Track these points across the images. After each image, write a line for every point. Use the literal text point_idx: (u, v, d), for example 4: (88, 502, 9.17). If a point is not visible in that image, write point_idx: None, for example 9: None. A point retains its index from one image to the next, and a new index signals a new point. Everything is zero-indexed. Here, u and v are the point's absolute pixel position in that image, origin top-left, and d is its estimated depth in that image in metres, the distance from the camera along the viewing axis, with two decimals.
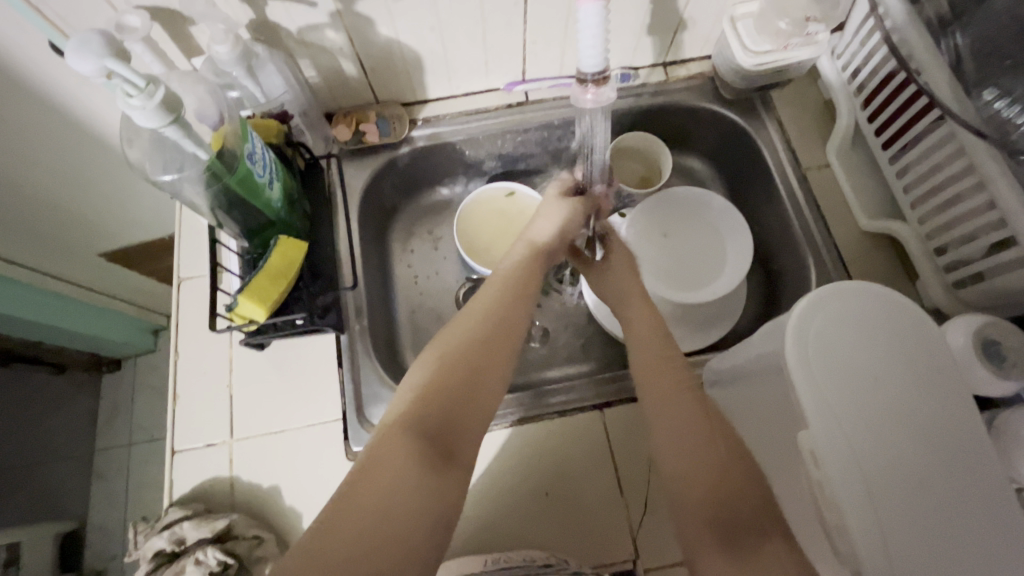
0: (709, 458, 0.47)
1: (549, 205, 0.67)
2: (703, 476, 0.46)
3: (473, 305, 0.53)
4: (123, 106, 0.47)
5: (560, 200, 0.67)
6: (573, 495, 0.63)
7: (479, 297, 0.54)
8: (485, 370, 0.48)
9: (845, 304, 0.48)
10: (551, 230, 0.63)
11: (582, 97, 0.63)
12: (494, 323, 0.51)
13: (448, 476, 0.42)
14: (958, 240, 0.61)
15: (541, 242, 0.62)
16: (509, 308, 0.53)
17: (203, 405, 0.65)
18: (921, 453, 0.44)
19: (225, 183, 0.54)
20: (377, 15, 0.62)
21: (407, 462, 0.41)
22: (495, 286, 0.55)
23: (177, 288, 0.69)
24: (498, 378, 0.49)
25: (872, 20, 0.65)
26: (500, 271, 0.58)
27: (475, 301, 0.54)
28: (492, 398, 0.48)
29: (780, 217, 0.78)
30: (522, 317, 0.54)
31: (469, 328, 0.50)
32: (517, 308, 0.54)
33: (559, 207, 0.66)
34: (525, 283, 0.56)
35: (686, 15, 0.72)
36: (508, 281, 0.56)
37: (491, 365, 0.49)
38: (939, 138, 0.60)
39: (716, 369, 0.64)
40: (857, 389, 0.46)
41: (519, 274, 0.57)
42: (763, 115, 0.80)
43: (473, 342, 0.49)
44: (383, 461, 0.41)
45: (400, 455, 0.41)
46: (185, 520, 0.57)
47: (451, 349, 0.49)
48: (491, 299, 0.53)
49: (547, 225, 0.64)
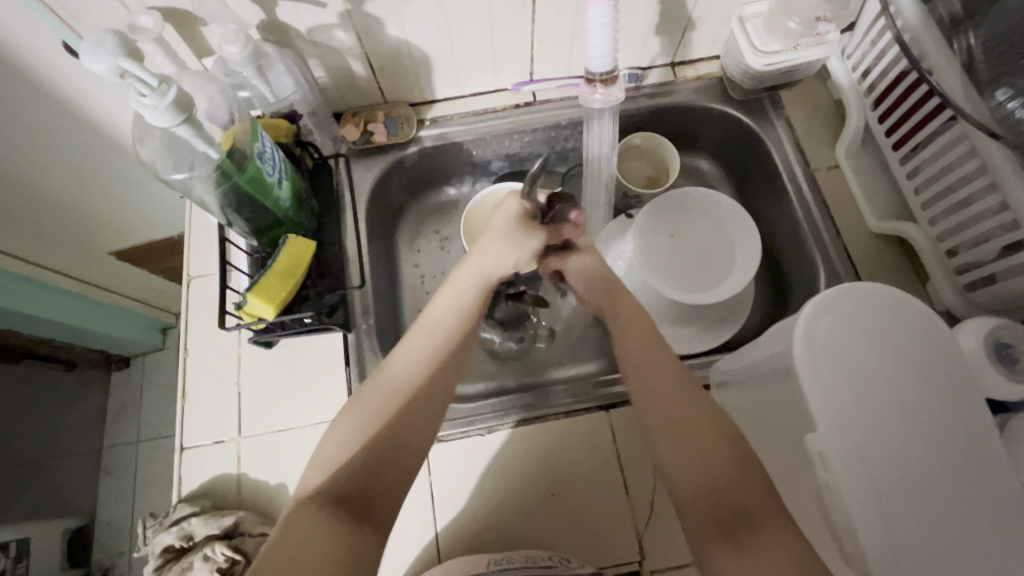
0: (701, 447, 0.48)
1: (502, 235, 0.61)
2: (709, 475, 0.47)
3: (399, 368, 0.54)
4: (136, 106, 0.47)
5: (515, 231, 0.61)
6: (577, 495, 0.63)
7: (404, 359, 0.54)
8: (406, 437, 0.51)
9: (854, 306, 0.48)
10: (504, 262, 0.61)
11: (589, 96, 0.64)
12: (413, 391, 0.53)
13: (364, 536, 0.46)
14: (969, 242, 0.61)
15: (482, 288, 0.61)
16: (435, 374, 0.54)
17: (212, 403, 0.65)
18: (931, 455, 0.44)
19: (234, 182, 0.55)
20: (386, 15, 0.62)
21: (322, 529, 0.44)
22: (422, 345, 0.55)
23: (187, 286, 0.70)
24: (420, 434, 0.52)
25: (884, 20, 0.65)
26: (430, 316, 0.57)
27: (401, 362, 0.54)
28: (406, 472, 0.51)
29: (788, 218, 0.77)
30: (447, 382, 0.55)
31: (392, 399, 0.52)
32: (442, 375, 0.54)
33: (515, 236, 0.61)
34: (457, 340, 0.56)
35: (694, 15, 0.72)
36: (439, 337, 0.55)
37: (408, 437, 0.51)
38: (951, 138, 0.60)
39: (723, 369, 0.64)
40: (866, 391, 0.45)
41: (451, 329, 0.56)
42: (771, 116, 0.79)
43: (392, 415, 0.51)
44: (299, 530, 0.44)
45: (315, 523, 0.44)
46: (193, 517, 0.57)
47: (371, 423, 0.51)
48: (416, 363, 0.54)
49: (495, 263, 0.61)
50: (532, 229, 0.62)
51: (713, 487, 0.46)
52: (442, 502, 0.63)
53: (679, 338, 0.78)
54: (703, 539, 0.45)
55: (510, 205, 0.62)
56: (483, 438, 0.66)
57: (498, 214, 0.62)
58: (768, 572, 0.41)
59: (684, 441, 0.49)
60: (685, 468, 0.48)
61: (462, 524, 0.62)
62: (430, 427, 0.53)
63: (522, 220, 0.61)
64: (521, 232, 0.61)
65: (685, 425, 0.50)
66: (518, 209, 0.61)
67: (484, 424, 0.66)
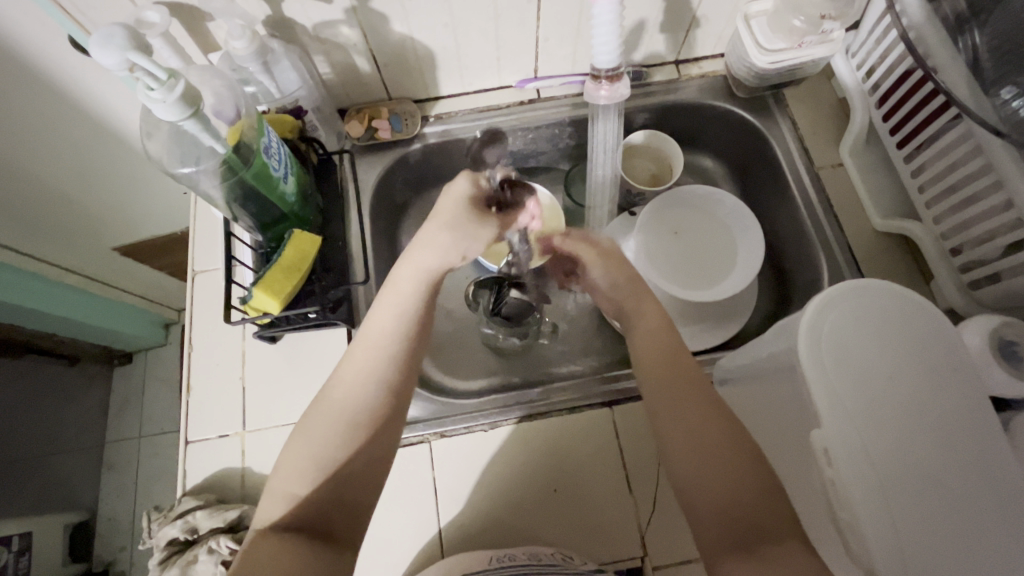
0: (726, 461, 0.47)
1: (447, 224, 0.56)
2: (726, 493, 0.46)
3: (344, 383, 0.51)
4: (145, 100, 0.47)
5: (466, 218, 0.57)
6: (581, 491, 0.63)
7: (350, 374, 0.51)
8: (368, 453, 0.49)
9: (858, 303, 0.48)
10: (451, 257, 0.57)
11: (594, 92, 0.64)
12: (361, 411, 0.50)
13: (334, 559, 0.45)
14: (974, 240, 0.61)
15: (426, 287, 0.55)
16: (382, 390, 0.51)
17: (216, 397, 0.66)
18: (934, 451, 0.44)
19: (241, 176, 0.55)
20: (391, 11, 0.62)
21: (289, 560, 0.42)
22: (369, 358, 0.51)
23: (192, 281, 0.70)
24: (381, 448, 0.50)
25: (888, 18, 0.65)
26: (372, 322, 0.53)
27: (347, 377, 0.51)
28: (369, 490, 0.49)
29: (792, 216, 0.77)
30: (403, 392, 0.52)
31: (340, 423, 0.49)
32: (391, 389, 0.51)
33: (463, 223, 0.57)
34: (405, 347, 0.53)
35: (699, 13, 0.72)
36: (385, 347, 0.52)
37: (365, 458, 0.49)
38: (956, 137, 0.60)
39: (727, 367, 0.64)
40: (869, 387, 0.46)
41: (399, 338, 0.52)
42: (775, 114, 0.79)
43: (342, 441, 0.48)
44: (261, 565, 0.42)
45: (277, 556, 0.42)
46: (197, 510, 0.58)
47: (322, 452, 0.48)
48: (361, 379, 0.51)
49: (442, 258, 0.56)
50: (483, 216, 0.58)
51: (737, 505, 0.45)
52: (445, 497, 0.63)
53: (682, 335, 0.78)
54: (730, 561, 0.44)
55: (461, 185, 0.58)
56: (486, 433, 0.66)
57: (447, 197, 0.58)
58: None
59: (707, 459, 0.48)
60: (706, 489, 0.47)
61: (466, 519, 0.63)
62: (391, 437, 0.51)
63: (473, 200, 0.58)
64: (473, 216, 0.58)
65: (704, 441, 0.48)
66: (469, 190, 0.58)
67: (487, 420, 0.66)
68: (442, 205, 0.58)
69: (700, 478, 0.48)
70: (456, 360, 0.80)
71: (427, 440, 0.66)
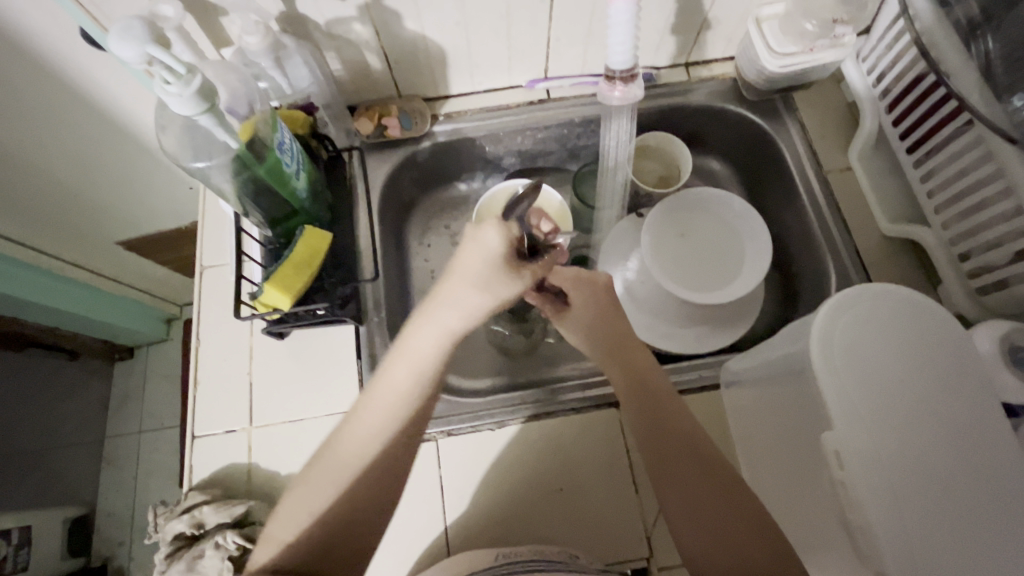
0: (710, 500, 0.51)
1: (474, 284, 0.50)
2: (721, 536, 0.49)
3: (352, 439, 0.50)
4: (160, 94, 0.47)
5: (491, 276, 0.51)
6: (585, 491, 0.63)
7: (358, 431, 0.50)
8: (368, 498, 0.49)
9: (870, 307, 0.48)
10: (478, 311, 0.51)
11: (608, 93, 0.64)
12: (364, 467, 0.49)
13: None
14: (983, 246, 0.61)
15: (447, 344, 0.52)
16: (388, 450, 0.50)
17: (223, 393, 0.65)
18: (945, 456, 0.44)
19: (253, 171, 0.55)
20: (405, 9, 0.62)
21: None
22: (377, 417, 0.50)
23: (199, 276, 0.70)
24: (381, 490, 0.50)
25: (901, 22, 0.65)
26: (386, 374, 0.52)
27: (356, 433, 0.50)
28: (364, 543, 0.50)
29: (799, 219, 0.77)
30: (409, 440, 0.51)
31: (340, 477, 0.49)
32: (397, 447, 0.51)
33: (489, 282, 0.50)
34: (414, 408, 0.51)
35: (711, 15, 0.72)
36: (395, 408, 0.50)
37: (363, 514, 0.49)
38: (967, 143, 0.60)
39: (735, 369, 0.64)
40: (879, 391, 0.46)
41: (411, 398, 0.50)
42: (785, 117, 0.79)
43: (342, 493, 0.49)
44: None
45: None
46: (204, 505, 0.58)
47: (320, 501, 0.48)
48: (367, 437, 0.50)
49: (464, 317, 0.51)
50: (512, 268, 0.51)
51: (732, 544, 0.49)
52: (452, 495, 0.63)
53: (687, 337, 0.79)
54: None
55: (491, 238, 0.50)
56: (493, 432, 0.66)
57: (471, 249, 0.50)
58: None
59: (690, 502, 0.52)
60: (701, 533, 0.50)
61: (472, 516, 0.63)
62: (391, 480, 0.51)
63: (506, 257, 0.51)
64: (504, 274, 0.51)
65: (695, 487, 0.52)
66: (502, 248, 0.50)
67: (493, 419, 0.66)
68: (465, 256, 0.50)
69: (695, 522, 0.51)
70: (462, 359, 0.80)
71: (434, 438, 0.66)
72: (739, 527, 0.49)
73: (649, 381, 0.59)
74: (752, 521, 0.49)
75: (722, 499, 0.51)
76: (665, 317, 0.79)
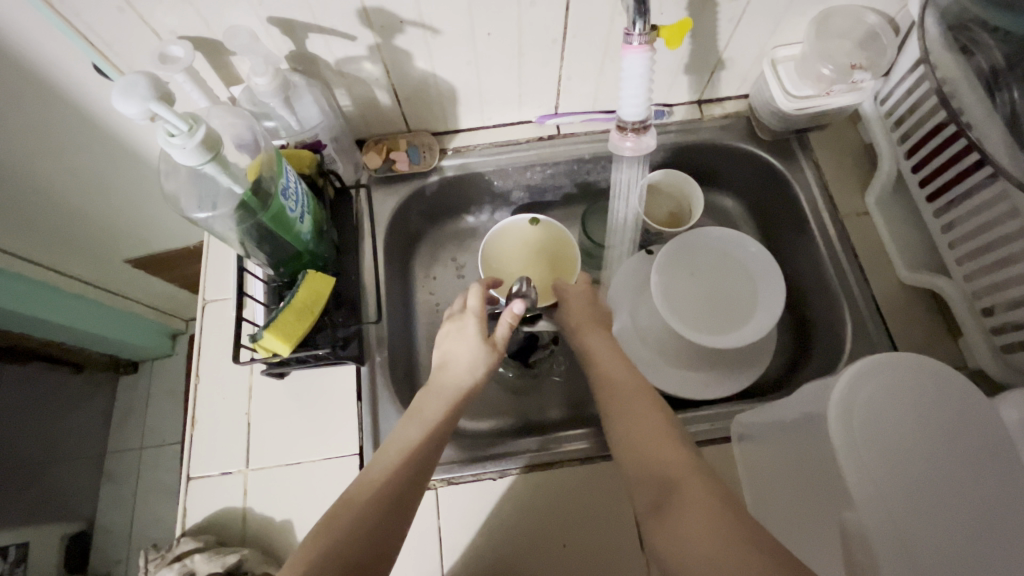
0: (639, 415, 0.56)
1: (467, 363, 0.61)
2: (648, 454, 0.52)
3: (355, 502, 0.49)
4: (164, 145, 0.46)
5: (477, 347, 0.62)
6: (588, 544, 0.61)
7: (365, 493, 0.50)
8: (393, 498, 0.50)
9: (896, 376, 0.46)
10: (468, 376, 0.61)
11: (620, 143, 0.62)
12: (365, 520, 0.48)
13: None
14: (1008, 302, 0.58)
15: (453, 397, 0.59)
16: (412, 457, 0.53)
17: (220, 432, 0.64)
18: (971, 541, 0.42)
19: (259, 218, 0.54)
20: (415, 49, 0.62)
21: None
22: (408, 437, 0.55)
23: (201, 310, 0.69)
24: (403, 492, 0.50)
25: (921, 68, 0.64)
26: (414, 410, 0.58)
27: (363, 496, 0.50)
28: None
29: (814, 262, 0.75)
30: (433, 450, 0.54)
31: (334, 538, 0.46)
32: (418, 455, 0.53)
33: (477, 362, 0.62)
34: (442, 428, 0.56)
35: (725, 55, 0.71)
36: (404, 460, 0.53)
37: (385, 524, 0.48)
38: (992, 195, 0.58)
39: (747, 422, 0.62)
40: (903, 468, 0.44)
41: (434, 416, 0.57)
42: (799, 157, 0.78)
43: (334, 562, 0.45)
44: None
45: None
46: (196, 552, 0.56)
47: (344, 505, 0.49)
48: (375, 492, 0.50)
49: (468, 372, 0.61)
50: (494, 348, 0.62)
51: (653, 452, 0.52)
52: (449, 546, 0.61)
53: (697, 382, 0.76)
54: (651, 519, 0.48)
55: (470, 328, 0.63)
56: (494, 482, 0.64)
57: (453, 329, 0.64)
58: (682, 525, 0.44)
59: (638, 429, 0.55)
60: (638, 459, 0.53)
61: (467, 564, 0.61)
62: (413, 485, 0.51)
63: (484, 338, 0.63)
64: (486, 348, 0.62)
65: (636, 419, 0.56)
66: (478, 330, 0.63)
67: (495, 467, 0.64)
68: (450, 352, 0.63)
69: (642, 450, 0.53)
70: None
71: (433, 486, 0.64)
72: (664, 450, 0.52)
73: (639, 385, 0.60)
74: (672, 442, 0.52)
75: (653, 416, 0.56)
76: (675, 360, 0.78)
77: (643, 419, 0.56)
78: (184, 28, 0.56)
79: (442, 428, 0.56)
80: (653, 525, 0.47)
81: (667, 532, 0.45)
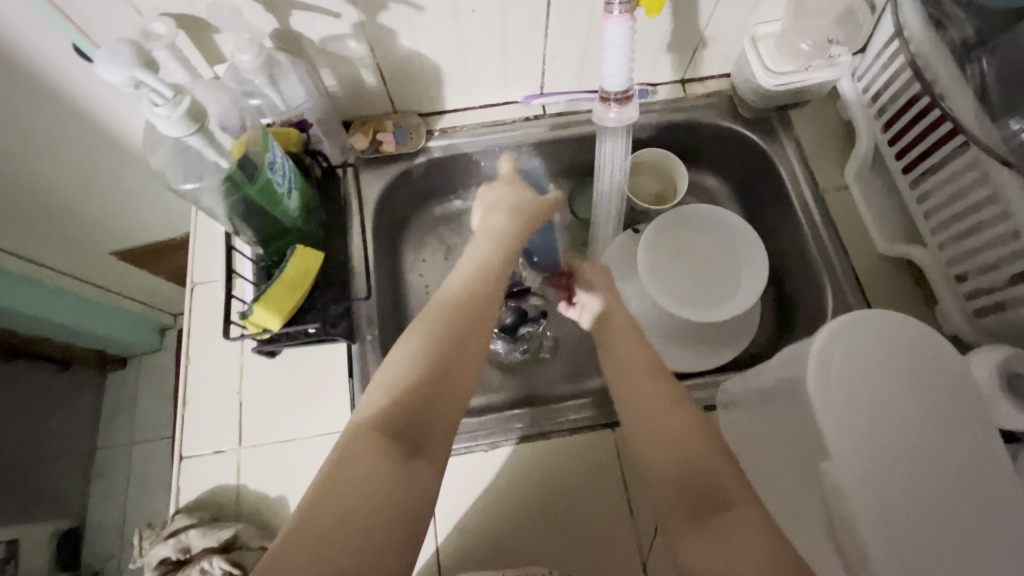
0: (663, 404, 0.52)
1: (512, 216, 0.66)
2: (679, 453, 0.48)
3: (400, 363, 0.50)
4: (149, 116, 0.47)
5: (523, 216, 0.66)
6: (582, 513, 0.62)
7: (413, 350, 0.50)
8: (454, 358, 0.50)
9: (869, 332, 0.47)
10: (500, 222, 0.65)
11: (603, 114, 0.63)
12: (417, 376, 0.48)
13: (419, 466, 0.44)
14: (979, 268, 0.61)
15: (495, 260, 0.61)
16: (461, 317, 0.53)
17: (212, 412, 0.64)
18: (941, 486, 0.44)
19: (245, 193, 0.55)
20: (399, 26, 0.62)
21: (374, 456, 0.43)
22: (454, 300, 0.55)
23: (190, 292, 0.69)
24: (464, 359, 0.51)
25: (896, 43, 0.65)
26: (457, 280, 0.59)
27: (411, 357, 0.50)
28: (423, 492, 0.43)
29: (795, 237, 0.77)
30: (485, 310, 0.55)
31: (396, 394, 0.47)
32: (467, 316, 0.54)
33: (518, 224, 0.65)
34: (483, 289, 0.57)
35: (706, 34, 0.72)
36: (455, 321, 0.53)
37: (444, 383, 0.49)
38: (964, 164, 0.60)
39: (731, 390, 0.63)
40: (879, 422, 0.45)
41: (478, 279, 0.58)
42: (781, 135, 0.79)
43: (396, 415, 0.46)
44: (353, 458, 0.43)
45: (367, 452, 0.43)
46: (191, 529, 0.56)
47: (399, 364, 0.50)
48: (424, 351, 0.50)
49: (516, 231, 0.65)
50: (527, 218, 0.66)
51: (685, 453, 0.48)
52: (445, 516, 0.63)
53: (683, 356, 0.78)
54: (686, 529, 0.44)
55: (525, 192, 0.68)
56: (486, 454, 0.65)
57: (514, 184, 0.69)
58: (734, 543, 0.40)
59: (656, 423, 0.51)
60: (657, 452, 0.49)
61: (460, 535, 0.62)
62: (472, 346, 0.52)
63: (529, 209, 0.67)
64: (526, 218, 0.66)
65: (658, 410, 0.52)
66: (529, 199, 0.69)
67: (487, 439, 0.66)
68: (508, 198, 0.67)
69: (665, 443, 0.49)
70: None
71: None
72: (695, 450, 0.48)
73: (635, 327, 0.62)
74: (703, 439, 0.48)
75: (675, 411, 0.52)
76: (661, 335, 0.79)
77: (666, 410, 0.52)
78: (165, 5, 0.55)
79: (489, 294, 0.57)
80: (683, 532, 0.44)
81: (716, 546, 0.41)
